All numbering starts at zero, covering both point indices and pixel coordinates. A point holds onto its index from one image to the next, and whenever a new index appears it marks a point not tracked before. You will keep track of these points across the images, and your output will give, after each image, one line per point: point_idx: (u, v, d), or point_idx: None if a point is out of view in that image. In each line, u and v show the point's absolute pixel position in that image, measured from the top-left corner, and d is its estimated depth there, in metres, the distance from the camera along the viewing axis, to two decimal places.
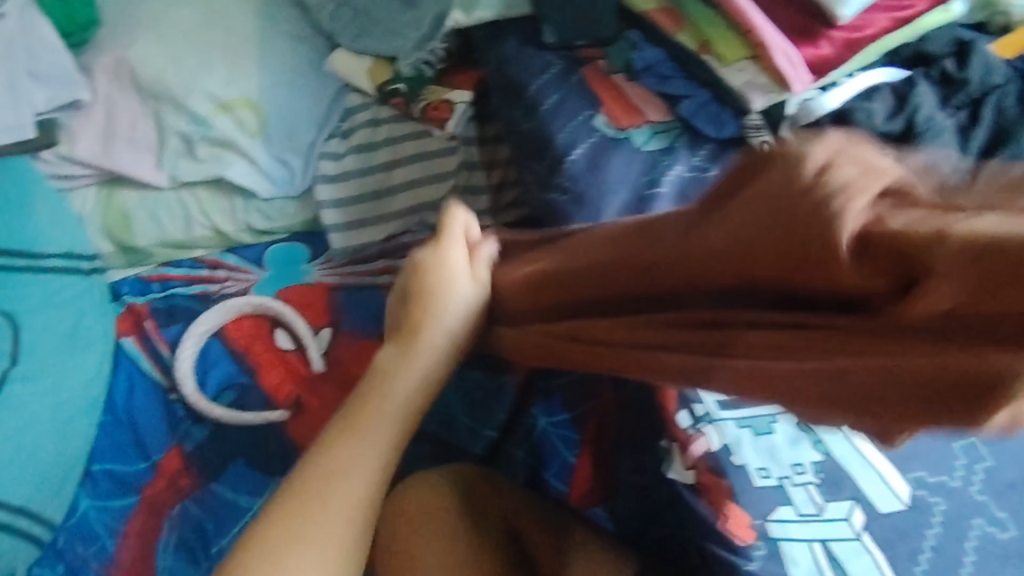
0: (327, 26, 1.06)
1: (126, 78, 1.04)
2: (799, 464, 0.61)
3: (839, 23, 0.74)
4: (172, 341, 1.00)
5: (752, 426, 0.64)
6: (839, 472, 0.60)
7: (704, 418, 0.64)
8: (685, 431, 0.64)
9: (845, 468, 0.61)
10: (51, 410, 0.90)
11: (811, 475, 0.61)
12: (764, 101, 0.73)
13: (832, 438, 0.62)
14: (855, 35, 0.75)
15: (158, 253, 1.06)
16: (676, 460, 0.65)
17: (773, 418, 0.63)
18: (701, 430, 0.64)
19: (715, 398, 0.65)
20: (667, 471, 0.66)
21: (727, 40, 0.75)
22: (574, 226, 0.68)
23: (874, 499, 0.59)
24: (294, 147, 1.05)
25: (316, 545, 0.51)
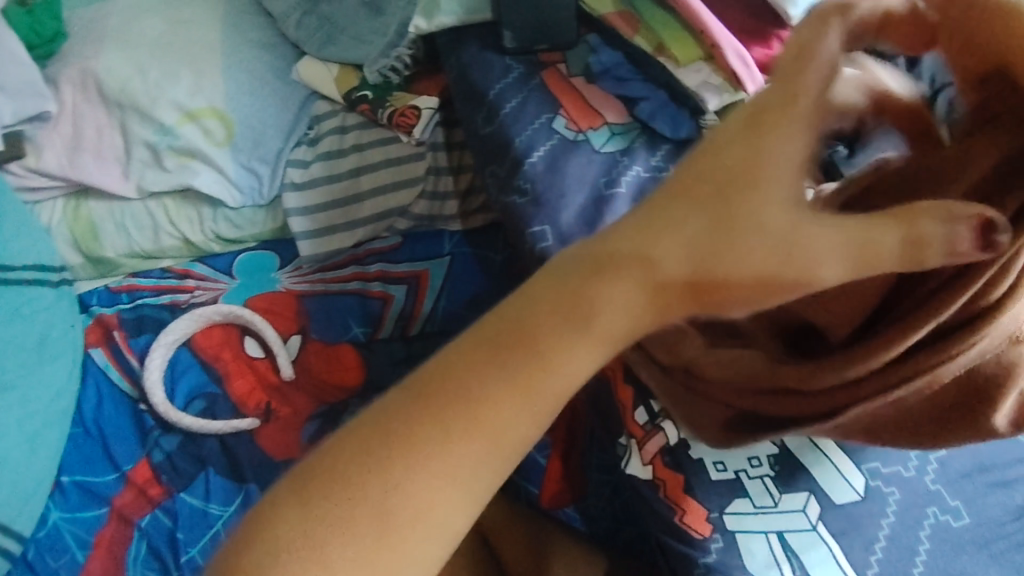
0: (293, 35, 1.09)
1: (91, 87, 1.04)
2: (755, 457, 0.62)
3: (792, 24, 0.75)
4: (141, 353, 0.98)
5: None
6: (793, 465, 0.62)
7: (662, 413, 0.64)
8: (642, 428, 0.64)
9: (800, 459, 0.63)
10: (19, 421, 0.90)
11: (767, 467, 0.62)
12: (717, 101, 0.76)
13: None
14: None
15: (126, 264, 1.06)
16: (634, 457, 0.65)
17: None
18: (659, 426, 0.64)
19: None
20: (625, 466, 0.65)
21: (681, 42, 0.77)
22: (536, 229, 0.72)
23: (829, 489, 0.61)
24: (261, 155, 1.04)
25: (449, 459, 0.43)
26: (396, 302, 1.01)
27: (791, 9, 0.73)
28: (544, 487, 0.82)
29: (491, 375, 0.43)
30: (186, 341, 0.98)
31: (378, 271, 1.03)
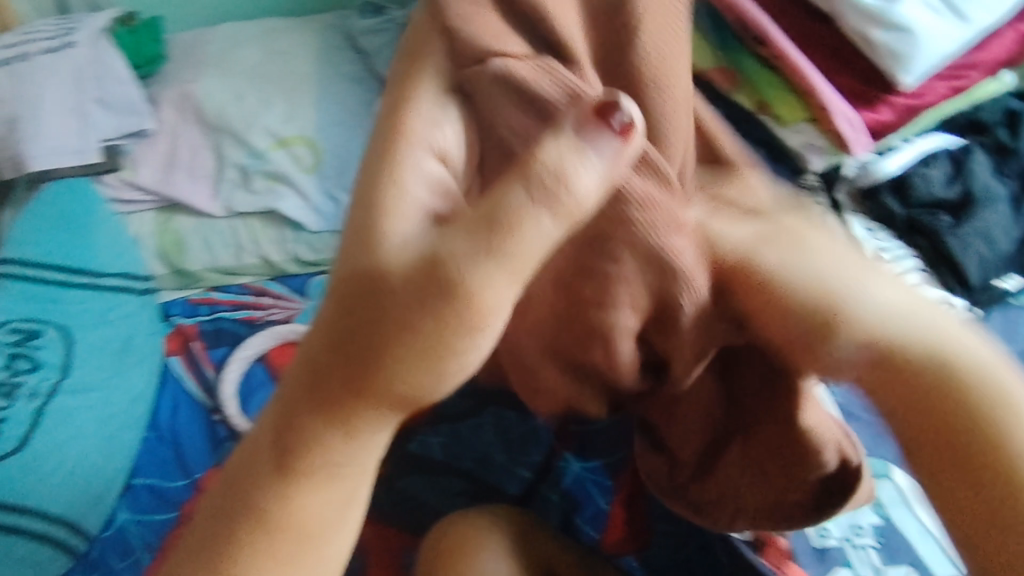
0: (382, 71, 1.14)
1: (190, 111, 1.11)
2: (860, 527, 0.70)
3: (902, 90, 0.90)
4: (217, 364, 1.00)
5: None
6: (899, 540, 0.70)
7: None
8: None
9: (904, 536, 0.70)
10: (95, 425, 0.91)
11: (871, 538, 0.70)
12: (821, 161, 0.90)
13: (892, 506, 0.72)
14: (915, 101, 0.91)
15: (207, 277, 1.07)
16: None
17: None
18: None
19: None
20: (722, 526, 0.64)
21: (787, 103, 0.89)
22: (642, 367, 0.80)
23: (932, 566, 0.68)
24: (344, 183, 1.09)
25: None
26: None
27: (903, 74, 0.87)
28: (607, 533, 0.83)
29: (258, 542, 0.37)
30: (260, 357, 1.00)
31: None
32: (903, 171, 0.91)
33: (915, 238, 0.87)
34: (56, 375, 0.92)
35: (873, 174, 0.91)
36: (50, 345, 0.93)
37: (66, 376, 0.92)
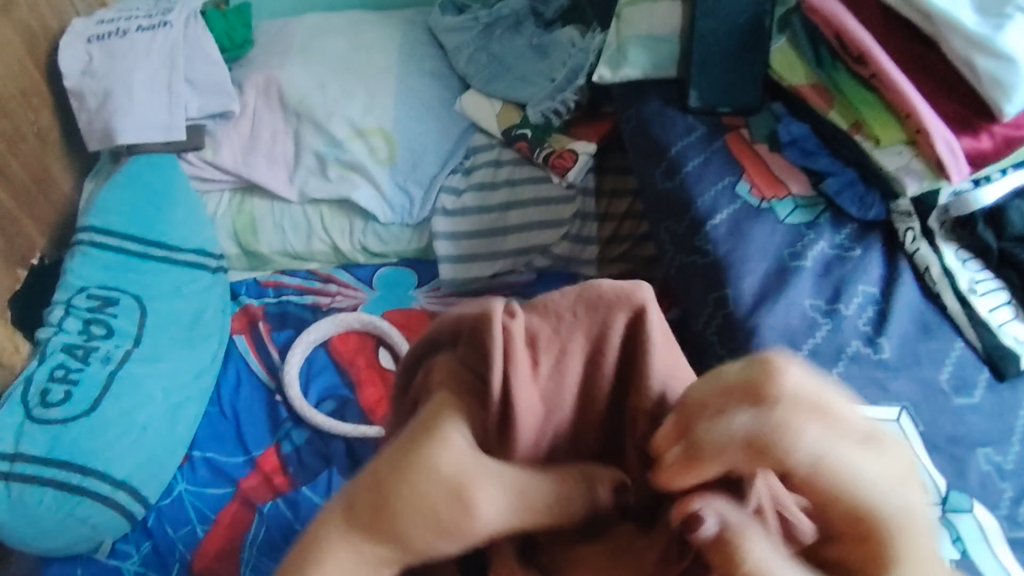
0: (463, 69, 1.15)
1: (273, 95, 1.11)
2: None
3: (1003, 120, 0.69)
4: (282, 347, 1.02)
5: None
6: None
7: None
8: None
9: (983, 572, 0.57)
10: (163, 394, 0.93)
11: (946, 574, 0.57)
12: (917, 188, 0.72)
13: (971, 538, 0.59)
14: (1016, 132, 0.70)
15: (278, 261, 1.10)
16: None
17: None
18: None
19: None
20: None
21: (882, 121, 0.73)
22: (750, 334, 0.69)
23: None
24: (418, 177, 1.09)
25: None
26: None
27: (1004, 103, 0.67)
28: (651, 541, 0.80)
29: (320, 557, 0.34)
30: (323, 342, 1.01)
31: None
32: (999, 205, 0.74)
33: (1008, 272, 0.72)
34: (128, 344, 0.94)
35: (968, 206, 0.73)
36: (125, 314, 0.95)
37: (137, 345, 0.94)
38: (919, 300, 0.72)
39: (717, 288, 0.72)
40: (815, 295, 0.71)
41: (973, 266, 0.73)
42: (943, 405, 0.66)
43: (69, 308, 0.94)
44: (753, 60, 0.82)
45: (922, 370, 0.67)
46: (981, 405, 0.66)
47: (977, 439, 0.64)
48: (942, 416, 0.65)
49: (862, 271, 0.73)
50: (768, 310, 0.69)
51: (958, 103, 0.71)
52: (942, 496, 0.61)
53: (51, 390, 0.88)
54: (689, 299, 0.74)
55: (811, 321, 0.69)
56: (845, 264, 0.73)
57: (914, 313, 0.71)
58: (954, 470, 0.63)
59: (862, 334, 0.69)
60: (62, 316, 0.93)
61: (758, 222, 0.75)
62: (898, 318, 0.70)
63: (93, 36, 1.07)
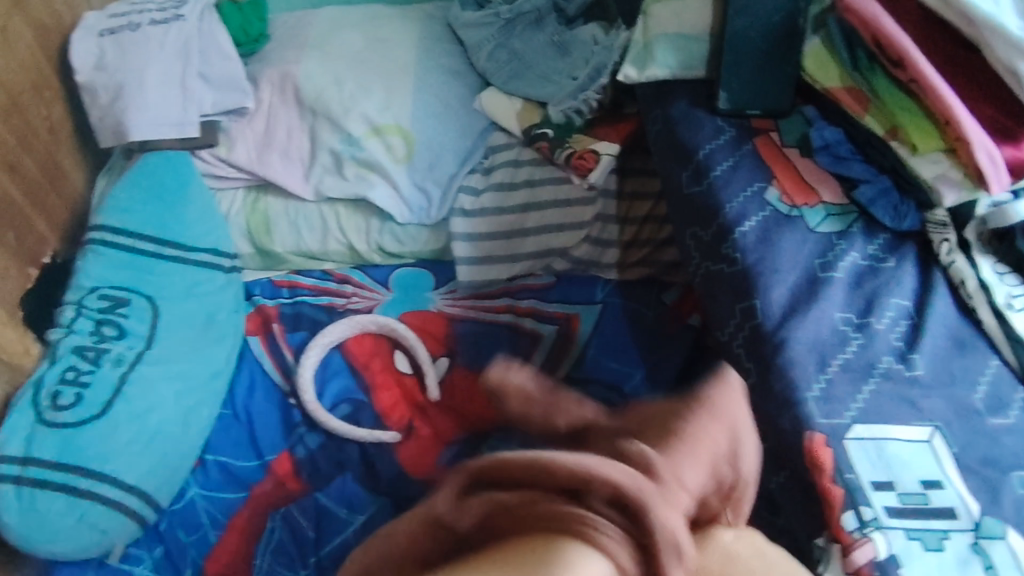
0: (482, 65, 1.12)
1: (289, 91, 1.09)
2: None
3: None
4: (296, 348, 1.00)
5: (922, 540, 0.57)
6: None
7: (871, 523, 0.57)
8: (850, 534, 0.57)
9: None
10: (176, 396, 0.91)
11: None
12: (955, 199, 0.69)
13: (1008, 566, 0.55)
14: None
15: (293, 260, 1.08)
16: (834, 562, 0.58)
17: (946, 534, 0.56)
18: (868, 535, 0.57)
19: (884, 504, 0.58)
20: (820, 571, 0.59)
21: (922, 129, 0.70)
22: (781, 347, 0.66)
23: None
24: (436, 177, 1.07)
25: None
26: (546, 340, 0.99)
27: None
28: None
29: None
30: (338, 345, 0.99)
31: (529, 307, 1.02)
32: None
33: None
34: (140, 345, 0.92)
35: (1008, 218, 0.70)
36: (137, 315, 0.94)
37: (149, 347, 0.92)
38: (954, 314, 0.69)
39: (746, 299, 0.69)
40: (846, 308, 0.68)
41: (1010, 281, 0.70)
42: (977, 427, 0.62)
43: (81, 308, 0.92)
44: (786, 63, 0.81)
45: (956, 389, 0.64)
46: (1018, 425, 0.62)
47: (1014, 461, 0.60)
48: (977, 439, 0.61)
49: (896, 284, 0.70)
50: (799, 322, 0.67)
51: (999, 110, 0.69)
52: (977, 522, 0.57)
53: (62, 393, 0.86)
54: (715, 309, 0.72)
55: (841, 336, 0.67)
56: (878, 277, 0.70)
57: (948, 328, 0.68)
58: (989, 494, 0.58)
59: (895, 349, 0.66)
60: (74, 316, 0.92)
61: (789, 229, 0.73)
62: (932, 334, 0.67)
63: (105, 29, 1.05)
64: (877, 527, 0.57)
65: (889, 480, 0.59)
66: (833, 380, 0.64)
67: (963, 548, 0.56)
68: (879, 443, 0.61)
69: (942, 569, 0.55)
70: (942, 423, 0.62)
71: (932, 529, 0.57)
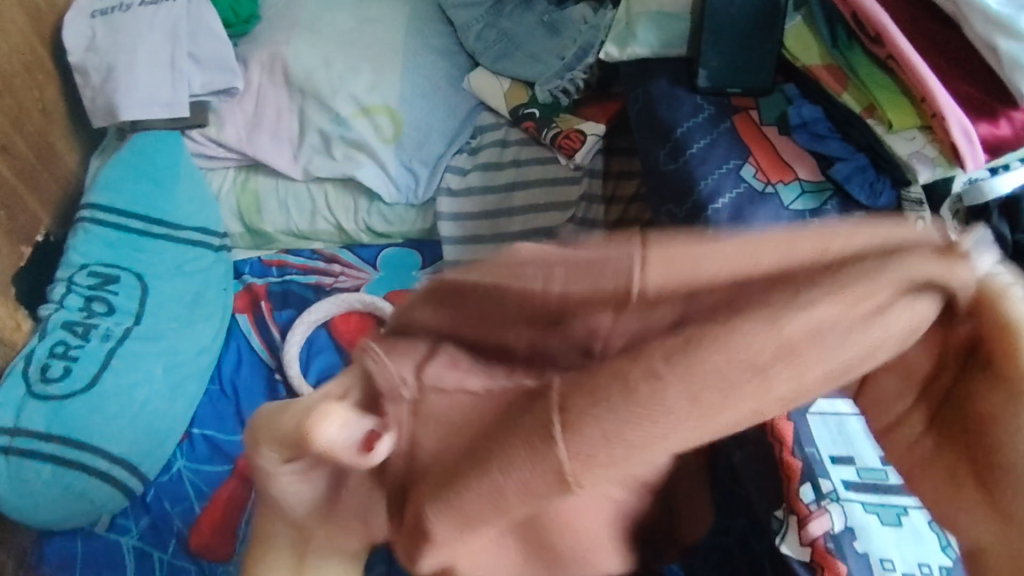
0: (471, 46, 1.12)
1: (278, 71, 1.09)
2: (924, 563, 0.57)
3: None
4: (284, 326, 1.01)
5: (878, 514, 0.58)
6: None
7: (829, 495, 0.58)
8: (807, 507, 0.56)
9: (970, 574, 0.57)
10: (164, 371, 0.93)
11: None
12: (929, 175, 0.69)
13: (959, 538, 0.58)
14: None
15: (281, 240, 1.09)
16: (790, 533, 0.55)
17: (904, 509, 0.59)
18: (825, 508, 0.57)
19: (842, 476, 0.59)
20: (777, 542, 0.55)
21: (898, 105, 0.70)
22: None
23: None
24: (423, 157, 1.07)
25: None
26: None
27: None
28: None
29: None
30: (325, 322, 1.00)
31: None
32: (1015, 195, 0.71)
33: None
34: (129, 321, 0.94)
35: (983, 195, 0.70)
36: (126, 292, 0.95)
37: (137, 323, 0.94)
38: None
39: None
40: None
41: None
42: None
43: (71, 284, 0.94)
44: (767, 38, 0.79)
45: None
46: None
47: None
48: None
49: None
50: None
51: (978, 88, 0.68)
52: None
53: (51, 366, 0.88)
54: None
55: None
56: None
57: None
58: None
59: None
60: (64, 292, 0.93)
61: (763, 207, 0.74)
62: None
63: (97, 10, 1.05)
64: (834, 500, 0.58)
65: (850, 455, 0.61)
66: None
67: (919, 524, 0.58)
68: (842, 417, 0.62)
69: (899, 544, 0.57)
70: None
71: (889, 504, 0.59)
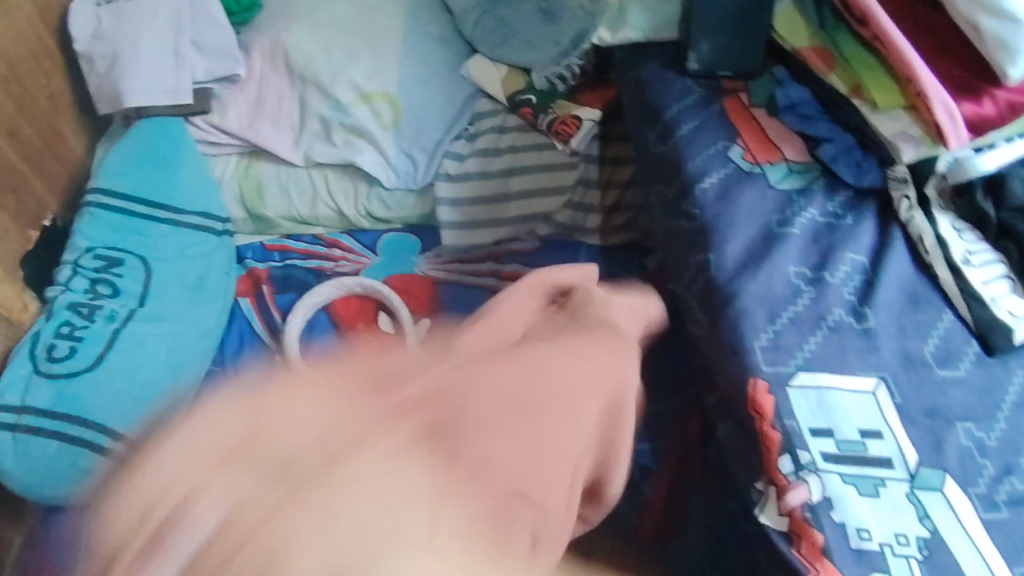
0: (470, 33, 1.13)
1: (279, 59, 1.10)
2: (902, 534, 0.58)
3: (1009, 84, 0.66)
4: (285, 309, 1.03)
5: (857, 486, 0.60)
6: (944, 553, 0.56)
7: (807, 467, 0.60)
8: (785, 478, 0.60)
9: (948, 544, 0.57)
10: (167, 352, 0.94)
11: (914, 549, 0.57)
12: (914, 155, 0.70)
13: (938, 510, 0.58)
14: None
15: (283, 225, 1.11)
16: (770, 504, 0.61)
17: (881, 481, 0.60)
18: (803, 479, 0.60)
19: (822, 448, 0.61)
20: (756, 513, 0.62)
21: (882, 86, 0.70)
22: (736, 298, 0.67)
23: None
24: (422, 143, 1.09)
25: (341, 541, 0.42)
26: None
27: (1009, 66, 0.65)
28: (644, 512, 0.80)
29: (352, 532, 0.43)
30: (325, 306, 1.02)
31: (512, 271, 1.04)
32: (1000, 173, 0.71)
33: (1005, 243, 0.70)
34: (133, 303, 0.96)
35: (966, 172, 0.71)
36: (130, 274, 0.97)
37: (141, 305, 0.96)
38: (910, 271, 0.70)
39: (701, 253, 0.71)
40: (800, 263, 0.70)
41: (969, 237, 0.71)
42: (926, 377, 0.64)
43: (77, 267, 0.96)
44: (756, 20, 0.80)
45: (907, 341, 0.66)
46: (966, 379, 0.64)
47: (958, 414, 0.62)
48: (925, 389, 0.63)
49: (852, 240, 0.71)
50: (751, 277, 0.68)
51: (962, 67, 0.68)
52: (914, 473, 0.60)
53: (57, 346, 0.91)
54: (673, 263, 0.74)
55: (793, 290, 0.68)
56: (833, 233, 0.71)
57: (903, 284, 0.69)
58: (931, 445, 0.61)
59: (847, 304, 0.67)
60: (70, 274, 0.96)
61: (752, 187, 0.74)
62: (885, 289, 0.68)
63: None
64: (812, 471, 0.60)
65: (829, 427, 0.61)
66: (780, 331, 0.66)
67: (898, 496, 0.59)
68: (822, 392, 0.63)
69: (876, 516, 0.58)
70: (889, 373, 0.64)
71: (867, 476, 0.60)
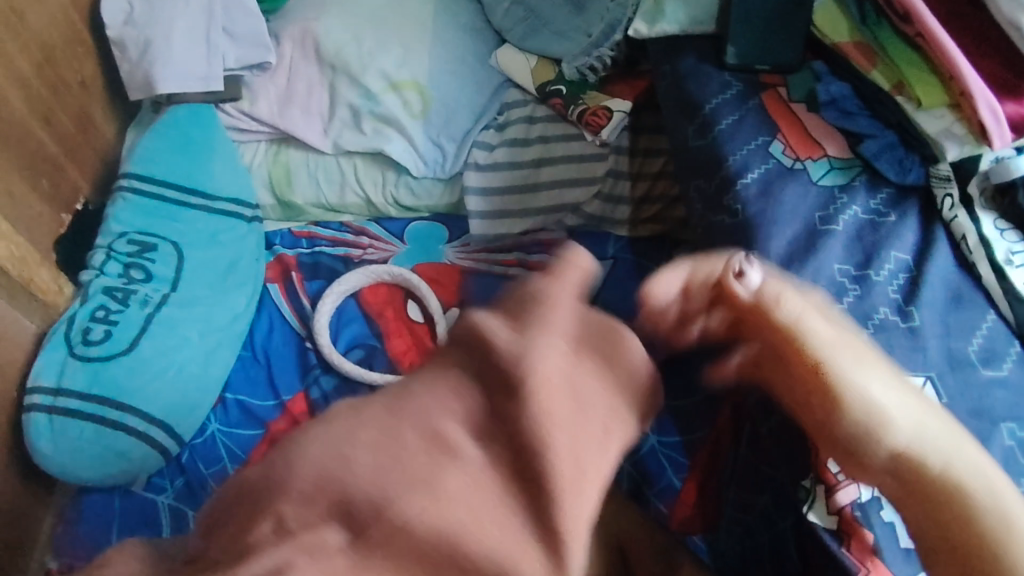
0: (499, 23, 1.13)
1: (310, 47, 1.10)
2: None
3: None
4: (314, 296, 1.04)
5: None
6: None
7: None
8: (834, 476, 0.60)
9: None
10: (199, 336, 0.96)
11: None
12: (957, 153, 0.70)
13: None
14: None
15: (311, 212, 1.11)
16: (818, 501, 0.62)
17: None
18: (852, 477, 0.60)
19: None
20: (805, 509, 0.63)
21: (927, 84, 0.70)
22: None
23: None
24: (451, 133, 1.09)
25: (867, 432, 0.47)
26: None
27: None
28: (675, 508, 0.84)
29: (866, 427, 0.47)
30: (354, 294, 1.03)
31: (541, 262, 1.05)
32: None
33: None
34: (166, 288, 0.97)
35: (1010, 172, 0.70)
36: (163, 259, 0.98)
37: (173, 290, 0.97)
38: (953, 269, 0.70)
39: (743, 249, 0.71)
40: (845, 260, 0.70)
41: (1012, 237, 0.70)
42: (971, 378, 0.64)
43: (110, 252, 0.97)
44: (796, 17, 0.80)
45: (951, 341, 0.66)
46: (1010, 380, 0.64)
47: (1003, 413, 0.62)
48: (969, 390, 0.63)
49: (897, 238, 0.71)
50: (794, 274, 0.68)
51: (1004, 67, 0.68)
52: None
53: (92, 329, 0.92)
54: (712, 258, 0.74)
55: (836, 287, 0.68)
56: (877, 231, 0.71)
57: (946, 282, 0.69)
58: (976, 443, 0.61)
59: (893, 302, 0.68)
60: (104, 259, 0.97)
61: (793, 182, 0.74)
62: (930, 287, 0.68)
63: None
64: None
65: None
66: None
67: None
68: None
69: None
70: (934, 373, 0.64)
71: None
